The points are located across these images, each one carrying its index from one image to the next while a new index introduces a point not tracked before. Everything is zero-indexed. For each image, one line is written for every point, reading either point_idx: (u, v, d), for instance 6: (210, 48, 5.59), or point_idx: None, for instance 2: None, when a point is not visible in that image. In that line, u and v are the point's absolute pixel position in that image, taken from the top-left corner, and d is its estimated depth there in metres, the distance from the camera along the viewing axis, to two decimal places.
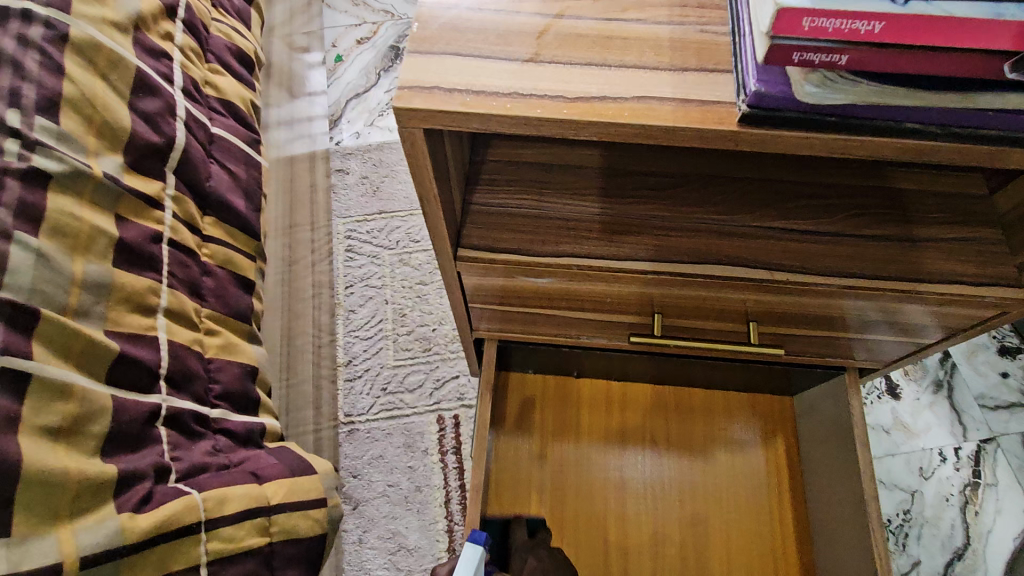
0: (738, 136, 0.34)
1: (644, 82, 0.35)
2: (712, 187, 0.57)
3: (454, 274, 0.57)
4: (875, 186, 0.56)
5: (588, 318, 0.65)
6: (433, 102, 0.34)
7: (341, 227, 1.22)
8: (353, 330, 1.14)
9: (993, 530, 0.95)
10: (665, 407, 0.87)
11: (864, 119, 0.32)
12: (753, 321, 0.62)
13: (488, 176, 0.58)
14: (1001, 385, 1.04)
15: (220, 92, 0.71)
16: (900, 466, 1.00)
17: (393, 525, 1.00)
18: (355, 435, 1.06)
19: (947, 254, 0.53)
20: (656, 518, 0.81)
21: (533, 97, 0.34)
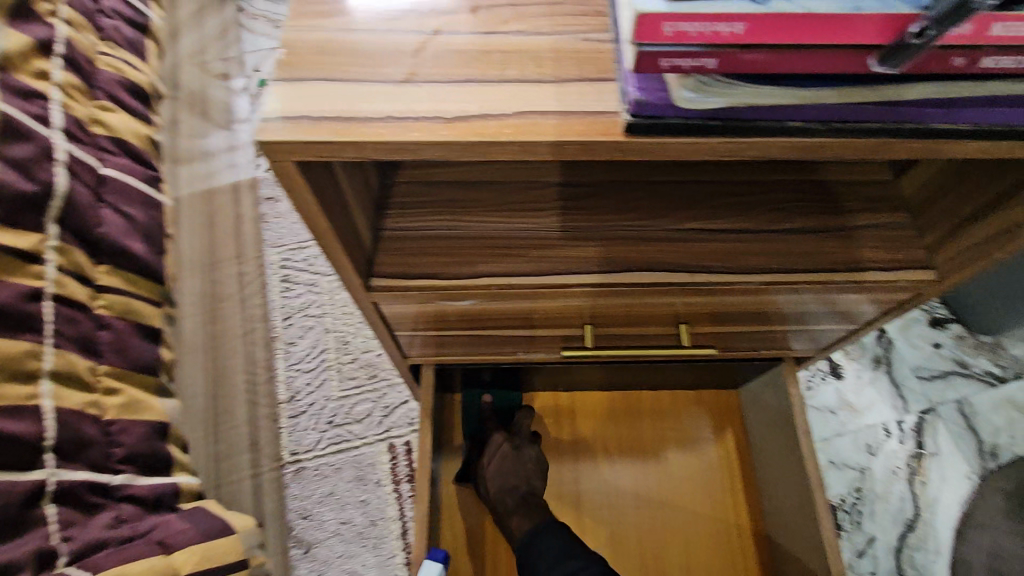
0: (625, 146, 0.32)
1: (525, 97, 0.33)
2: (629, 193, 0.56)
3: (371, 305, 0.55)
4: (808, 182, 0.57)
5: (520, 335, 0.64)
6: (298, 132, 0.32)
7: (275, 256, 1.15)
8: (295, 364, 1.08)
9: (940, 498, 0.98)
10: (614, 412, 0.86)
11: (749, 120, 0.31)
12: (684, 323, 0.62)
13: (399, 201, 0.56)
14: (935, 356, 1.08)
15: (111, 130, 0.65)
16: (848, 445, 1.03)
17: (350, 564, 0.96)
18: (302, 475, 1.01)
19: (878, 240, 0.54)
20: (613, 525, 0.81)
21: (408, 120, 0.32)
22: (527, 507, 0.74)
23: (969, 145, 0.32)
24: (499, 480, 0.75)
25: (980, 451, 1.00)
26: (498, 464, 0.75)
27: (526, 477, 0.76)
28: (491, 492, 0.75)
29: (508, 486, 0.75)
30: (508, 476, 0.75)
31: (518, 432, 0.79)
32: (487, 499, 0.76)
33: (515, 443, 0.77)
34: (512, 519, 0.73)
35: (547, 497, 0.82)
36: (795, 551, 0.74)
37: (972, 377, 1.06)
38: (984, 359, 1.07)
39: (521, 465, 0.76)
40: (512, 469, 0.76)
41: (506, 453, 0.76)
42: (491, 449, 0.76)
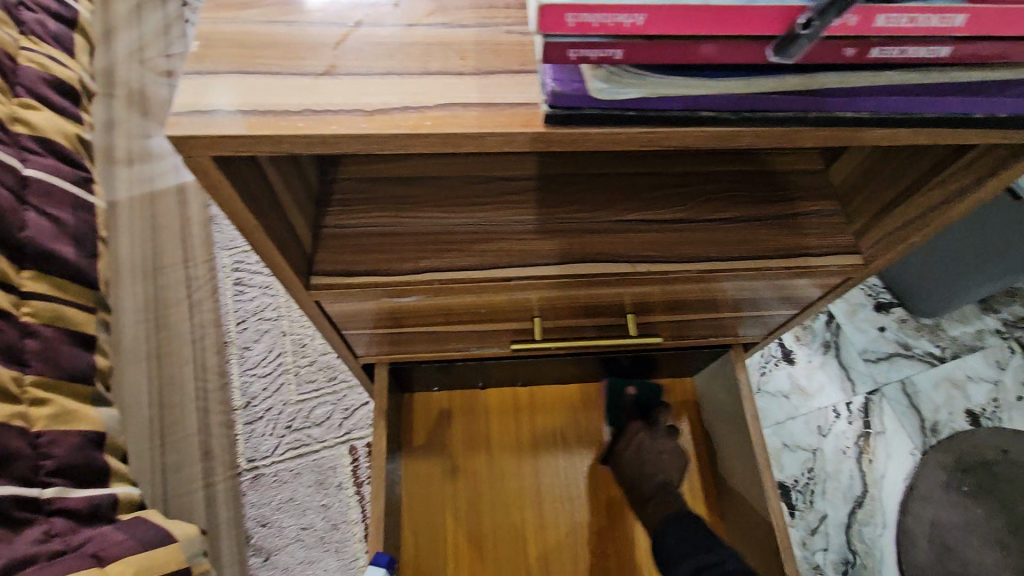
0: (547, 137, 0.33)
1: (447, 89, 0.33)
2: (570, 186, 0.56)
3: (313, 304, 0.54)
4: (756, 172, 0.59)
5: (469, 331, 0.64)
6: (211, 127, 0.31)
7: (227, 259, 1.13)
8: (250, 368, 1.06)
9: (886, 475, 1.02)
10: (573, 406, 0.87)
11: (661, 111, 0.32)
12: (630, 313, 0.64)
13: (340, 199, 0.55)
14: (880, 339, 1.13)
15: (34, 129, 0.62)
16: (801, 427, 1.05)
17: (311, 569, 0.94)
18: (260, 481, 0.99)
19: (828, 228, 0.56)
20: (574, 517, 0.82)
21: (327, 113, 0.32)
22: (663, 496, 0.73)
23: (874, 133, 0.34)
24: (651, 467, 0.76)
25: (921, 428, 1.05)
26: (645, 450, 0.77)
27: (662, 469, 0.76)
28: (629, 479, 0.76)
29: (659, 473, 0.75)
30: (657, 462, 0.76)
31: (655, 425, 0.81)
32: (626, 486, 0.77)
33: (651, 432, 0.79)
34: (648, 507, 0.73)
35: (509, 494, 0.82)
36: (748, 534, 0.75)
37: (914, 358, 1.11)
38: (925, 341, 1.12)
39: (654, 455, 0.77)
40: (664, 457, 0.77)
41: (651, 443, 0.78)
42: (627, 437, 0.79)
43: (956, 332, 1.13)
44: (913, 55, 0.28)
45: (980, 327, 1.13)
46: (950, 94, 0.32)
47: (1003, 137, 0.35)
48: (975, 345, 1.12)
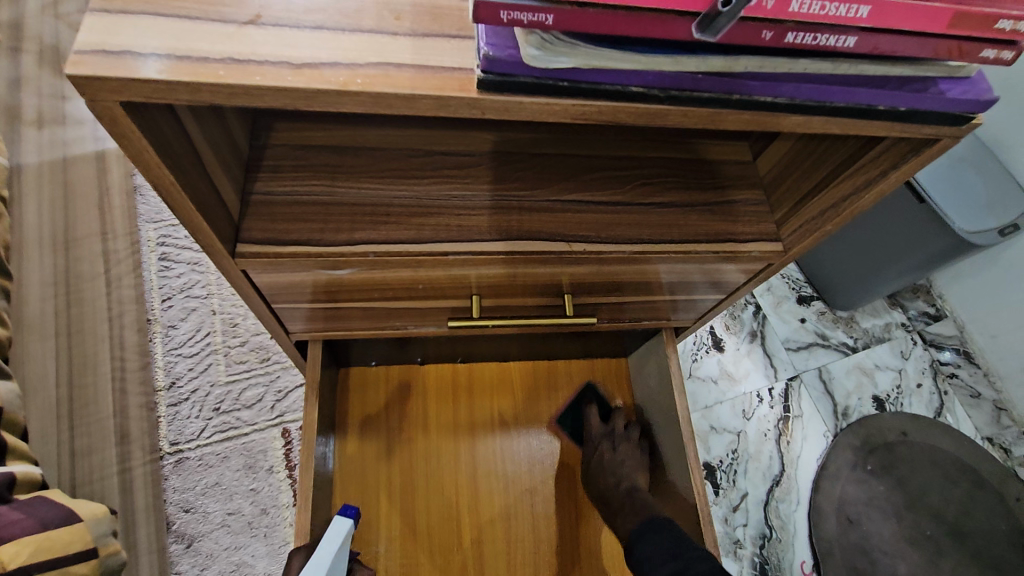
0: (481, 103, 0.33)
1: (381, 48, 0.33)
2: (510, 164, 0.57)
3: (240, 274, 0.52)
4: (689, 159, 0.61)
5: (407, 307, 0.64)
6: (116, 69, 0.29)
7: (153, 233, 1.08)
8: (175, 348, 1.01)
9: (801, 456, 1.08)
10: (510, 384, 0.88)
11: (593, 85, 0.33)
12: (568, 294, 0.65)
13: (271, 164, 0.53)
14: (800, 329, 1.21)
15: None
16: (727, 410, 1.10)
17: (238, 555, 0.91)
18: (184, 466, 0.94)
19: (755, 220, 0.59)
20: (511, 498, 0.82)
21: (251, 64, 0.31)
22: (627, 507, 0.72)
23: (791, 119, 0.36)
24: (616, 479, 0.76)
25: (834, 412, 1.13)
26: (617, 459, 0.78)
27: (625, 476, 0.76)
28: (598, 493, 0.77)
29: (627, 483, 0.75)
30: (620, 471, 0.77)
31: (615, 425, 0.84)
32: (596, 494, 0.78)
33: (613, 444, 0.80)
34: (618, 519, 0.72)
35: (445, 475, 0.82)
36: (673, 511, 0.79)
37: (830, 347, 1.19)
38: (840, 332, 1.21)
39: (624, 472, 0.77)
40: (628, 463, 0.78)
41: (609, 453, 0.79)
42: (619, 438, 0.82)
43: (867, 324, 1.22)
44: (822, 43, 0.30)
45: (889, 320, 1.23)
46: (859, 84, 0.35)
47: (903, 130, 0.38)
48: (883, 337, 1.21)
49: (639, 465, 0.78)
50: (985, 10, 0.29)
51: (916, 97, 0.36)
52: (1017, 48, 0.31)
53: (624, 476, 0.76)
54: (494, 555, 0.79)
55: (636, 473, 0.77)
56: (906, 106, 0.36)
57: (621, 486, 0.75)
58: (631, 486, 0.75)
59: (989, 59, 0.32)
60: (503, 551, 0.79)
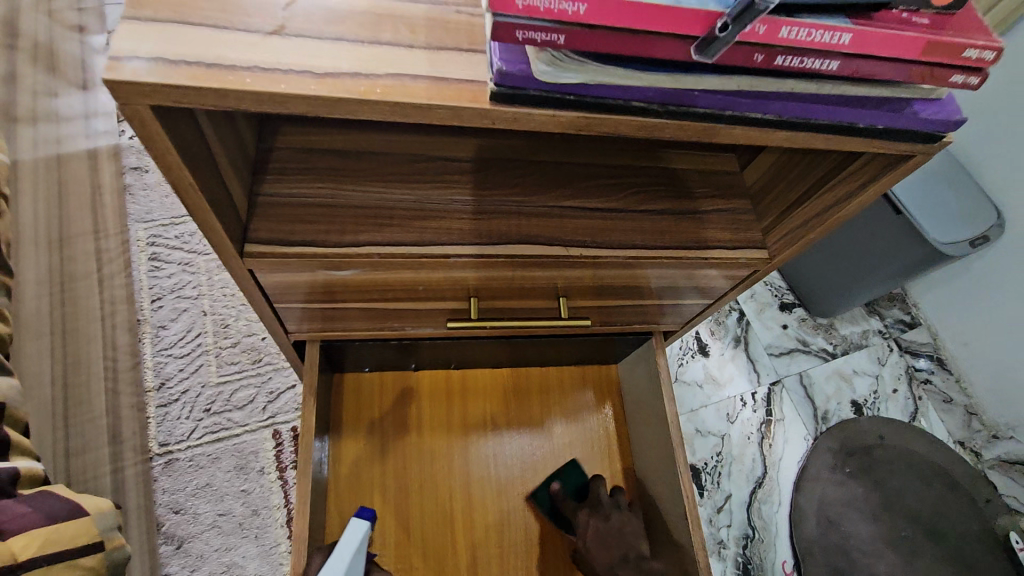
0: (491, 114, 0.35)
1: (398, 59, 0.35)
2: (511, 170, 0.59)
3: (246, 274, 0.53)
4: (685, 169, 0.64)
5: (406, 308, 0.66)
6: (150, 75, 0.31)
7: (143, 234, 1.11)
8: (165, 349, 1.03)
9: (783, 458, 1.12)
10: (503, 388, 0.90)
11: (596, 98, 0.35)
12: (563, 297, 0.67)
13: (278, 166, 0.54)
14: (782, 335, 1.24)
15: None
16: (712, 413, 1.13)
17: (228, 556, 0.91)
18: (174, 466, 0.95)
19: (728, 225, 0.62)
20: (502, 499, 0.84)
21: (276, 72, 0.33)
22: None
23: (778, 134, 0.39)
24: (619, 547, 0.76)
25: (814, 416, 1.17)
26: (619, 525, 0.77)
27: (628, 546, 0.76)
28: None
29: (629, 553, 0.75)
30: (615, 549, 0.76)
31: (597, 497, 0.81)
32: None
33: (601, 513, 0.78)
34: None
35: (438, 477, 0.83)
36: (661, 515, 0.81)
37: (812, 353, 1.23)
38: (820, 339, 1.25)
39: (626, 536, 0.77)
40: (624, 533, 0.77)
41: (610, 520, 0.78)
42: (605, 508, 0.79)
43: (846, 331, 1.26)
44: (809, 66, 0.33)
45: (866, 328, 1.27)
46: (841, 104, 0.38)
47: (881, 146, 0.41)
48: (861, 343, 1.25)
49: (635, 528, 0.79)
50: (954, 40, 0.32)
51: (892, 117, 0.39)
52: (983, 75, 0.34)
53: (627, 544, 0.76)
54: (487, 557, 0.80)
55: (636, 540, 0.78)
56: (884, 125, 0.39)
57: (626, 553, 0.75)
58: (637, 558, 0.75)
59: (958, 84, 0.35)
60: (494, 551, 0.81)
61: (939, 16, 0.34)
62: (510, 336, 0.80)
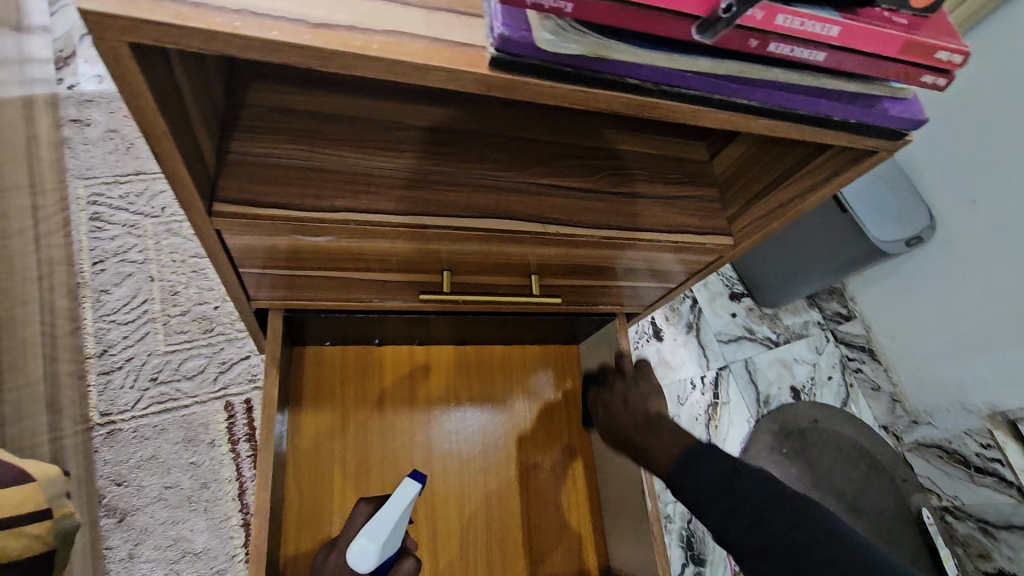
0: (490, 80, 0.34)
1: (394, 16, 0.34)
2: (490, 145, 0.59)
3: (212, 235, 0.51)
4: (658, 155, 0.66)
5: (372, 280, 0.65)
6: (134, 10, 0.29)
7: (83, 191, 1.03)
8: (108, 314, 0.97)
9: (727, 438, 1.17)
10: (466, 366, 0.90)
11: (593, 72, 0.35)
12: (534, 275, 0.68)
13: (248, 123, 0.52)
14: (731, 322, 1.30)
15: None
16: (664, 395, 1.18)
17: (175, 530, 0.88)
18: (117, 438, 0.90)
19: (670, 208, 0.63)
20: (462, 474, 0.84)
21: (268, 19, 0.31)
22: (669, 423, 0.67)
23: (760, 122, 0.40)
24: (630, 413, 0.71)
25: (757, 400, 1.22)
26: (627, 395, 0.73)
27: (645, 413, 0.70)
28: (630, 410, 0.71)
29: (642, 415, 0.70)
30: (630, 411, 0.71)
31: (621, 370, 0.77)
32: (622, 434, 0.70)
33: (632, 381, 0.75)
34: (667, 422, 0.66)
35: (400, 452, 0.83)
36: (618, 491, 0.83)
37: (756, 340, 1.29)
38: (766, 327, 1.31)
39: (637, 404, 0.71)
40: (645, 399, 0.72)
41: (619, 391, 0.74)
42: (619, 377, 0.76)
43: (789, 321, 1.33)
44: (798, 55, 0.34)
45: (807, 318, 1.35)
46: (819, 96, 0.39)
47: (851, 141, 0.44)
48: (802, 333, 1.33)
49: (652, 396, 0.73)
50: (930, 40, 0.34)
51: (864, 112, 0.41)
52: (950, 76, 0.37)
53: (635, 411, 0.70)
54: (447, 531, 0.81)
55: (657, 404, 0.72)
56: (855, 119, 0.41)
57: (634, 413, 0.70)
58: (646, 415, 0.70)
59: (927, 83, 0.37)
60: (454, 525, 0.81)
61: (915, 18, 0.36)
62: (457, 311, 0.79)
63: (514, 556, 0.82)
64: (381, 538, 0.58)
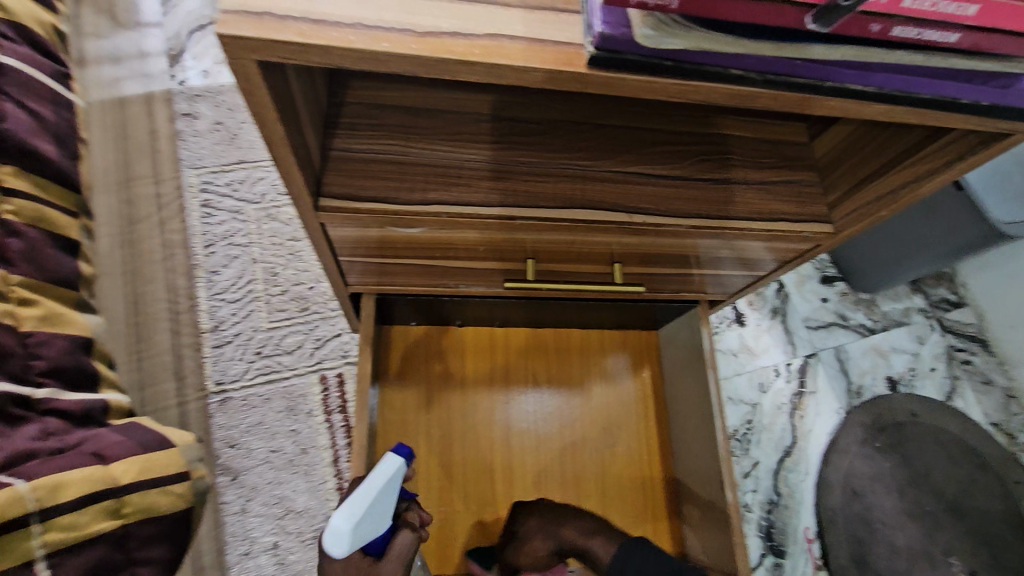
0: (586, 78, 0.34)
1: (494, 19, 0.34)
2: (576, 133, 0.58)
3: (317, 226, 0.54)
4: (752, 137, 0.63)
5: (464, 267, 0.67)
6: (260, 30, 0.31)
7: (195, 179, 1.12)
8: (219, 293, 1.06)
9: (813, 430, 1.12)
10: (544, 348, 0.92)
11: (695, 65, 0.34)
12: (618, 263, 0.68)
13: (347, 121, 0.55)
14: (822, 309, 1.22)
15: (11, 15, 0.56)
16: (744, 383, 1.14)
17: (279, 489, 0.97)
18: (229, 404, 1.00)
19: (771, 195, 0.60)
20: (539, 453, 0.87)
21: (378, 30, 0.33)
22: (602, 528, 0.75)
23: (875, 107, 0.38)
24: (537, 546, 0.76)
25: (848, 390, 1.16)
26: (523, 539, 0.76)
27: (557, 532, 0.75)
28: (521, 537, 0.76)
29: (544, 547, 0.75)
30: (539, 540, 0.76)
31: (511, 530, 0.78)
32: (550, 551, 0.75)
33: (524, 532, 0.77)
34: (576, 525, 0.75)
35: (480, 430, 0.87)
36: (696, 478, 0.83)
37: (849, 328, 1.21)
38: (860, 314, 1.23)
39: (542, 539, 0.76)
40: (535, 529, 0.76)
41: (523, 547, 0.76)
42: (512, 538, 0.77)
43: (888, 308, 1.24)
44: (927, 38, 0.32)
45: (909, 305, 1.24)
46: (947, 78, 0.36)
47: (979, 124, 0.40)
48: (903, 320, 1.23)
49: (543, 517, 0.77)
50: None
51: (998, 93, 0.37)
52: None
53: (557, 536, 0.75)
54: None
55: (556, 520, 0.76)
56: (987, 101, 0.38)
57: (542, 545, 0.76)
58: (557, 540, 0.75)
59: None
60: (530, 502, 0.84)
61: None
62: (537, 297, 0.80)
63: None
64: (359, 512, 0.53)
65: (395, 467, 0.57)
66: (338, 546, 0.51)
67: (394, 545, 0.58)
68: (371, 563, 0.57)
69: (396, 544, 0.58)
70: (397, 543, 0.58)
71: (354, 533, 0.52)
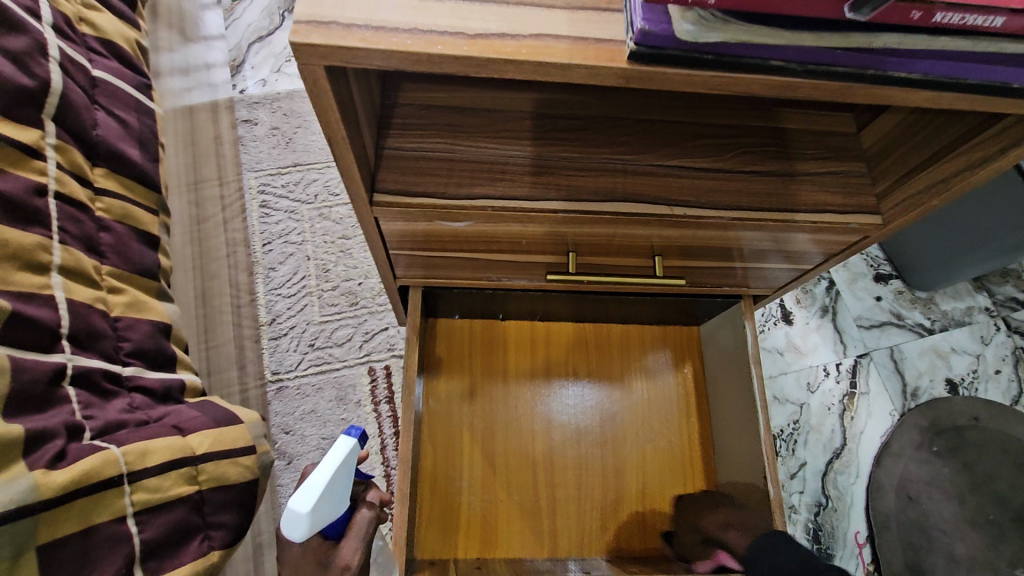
0: (628, 73, 0.36)
1: (539, 20, 0.36)
2: (618, 129, 0.60)
3: (372, 220, 0.58)
4: (796, 129, 0.62)
5: (508, 261, 0.69)
6: (328, 37, 0.35)
7: (254, 182, 1.20)
8: (275, 288, 1.13)
9: (865, 432, 1.09)
10: (585, 343, 0.93)
11: (737, 57, 0.35)
12: (659, 256, 0.69)
13: (400, 121, 0.58)
14: (875, 307, 1.18)
15: (101, 32, 0.62)
16: (791, 382, 1.12)
17: None
18: (285, 393, 1.06)
19: (819, 187, 0.60)
20: (580, 446, 0.88)
21: (433, 34, 0.35)
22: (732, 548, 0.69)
23: (920, 93, 0.38)
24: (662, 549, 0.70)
25: (902, 391, 1.12)
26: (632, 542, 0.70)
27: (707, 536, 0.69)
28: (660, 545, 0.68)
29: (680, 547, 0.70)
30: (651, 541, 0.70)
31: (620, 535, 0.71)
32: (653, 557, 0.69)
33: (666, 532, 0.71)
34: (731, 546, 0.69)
35: (522, 422, 0.89)
36: (740, 474, 0.82)
37: (905, 327, 1.17)
38: (917, 313, 1.18)
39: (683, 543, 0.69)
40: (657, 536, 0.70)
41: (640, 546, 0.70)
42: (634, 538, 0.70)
43: (947, 306, 1.18)
44: (971, 23, 0.32)
45: (971, 304, 1.19)
46: (997, 63, 0.36)
47: None
48: (964, 320, 1.17)
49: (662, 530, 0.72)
50: None
51: None
52: None
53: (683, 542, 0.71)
54: (566, 498, 0.85)
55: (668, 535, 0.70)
56: None
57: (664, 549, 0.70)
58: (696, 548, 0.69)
59: None
60: (572, 494, 0.86)
61: None
62: (578, 291, 0.81)
63: (630, 530, 0.85)
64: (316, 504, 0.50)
65: (349, 449, 0.52)
66: (298, 532, 0.49)
67: (352, 522, 0.60)
68: (330, 546, 0.58)
69: (359, 521, 0.61)
70: (358, 520, 0.61)
71: (311, 518, 0.50)
